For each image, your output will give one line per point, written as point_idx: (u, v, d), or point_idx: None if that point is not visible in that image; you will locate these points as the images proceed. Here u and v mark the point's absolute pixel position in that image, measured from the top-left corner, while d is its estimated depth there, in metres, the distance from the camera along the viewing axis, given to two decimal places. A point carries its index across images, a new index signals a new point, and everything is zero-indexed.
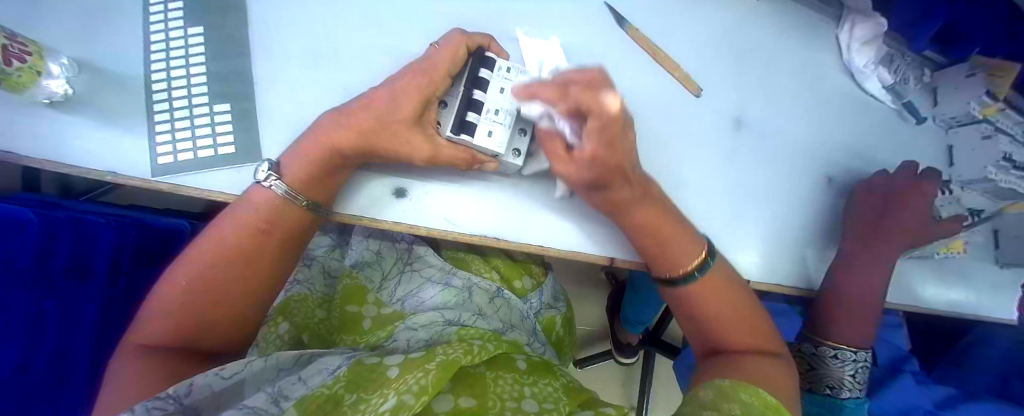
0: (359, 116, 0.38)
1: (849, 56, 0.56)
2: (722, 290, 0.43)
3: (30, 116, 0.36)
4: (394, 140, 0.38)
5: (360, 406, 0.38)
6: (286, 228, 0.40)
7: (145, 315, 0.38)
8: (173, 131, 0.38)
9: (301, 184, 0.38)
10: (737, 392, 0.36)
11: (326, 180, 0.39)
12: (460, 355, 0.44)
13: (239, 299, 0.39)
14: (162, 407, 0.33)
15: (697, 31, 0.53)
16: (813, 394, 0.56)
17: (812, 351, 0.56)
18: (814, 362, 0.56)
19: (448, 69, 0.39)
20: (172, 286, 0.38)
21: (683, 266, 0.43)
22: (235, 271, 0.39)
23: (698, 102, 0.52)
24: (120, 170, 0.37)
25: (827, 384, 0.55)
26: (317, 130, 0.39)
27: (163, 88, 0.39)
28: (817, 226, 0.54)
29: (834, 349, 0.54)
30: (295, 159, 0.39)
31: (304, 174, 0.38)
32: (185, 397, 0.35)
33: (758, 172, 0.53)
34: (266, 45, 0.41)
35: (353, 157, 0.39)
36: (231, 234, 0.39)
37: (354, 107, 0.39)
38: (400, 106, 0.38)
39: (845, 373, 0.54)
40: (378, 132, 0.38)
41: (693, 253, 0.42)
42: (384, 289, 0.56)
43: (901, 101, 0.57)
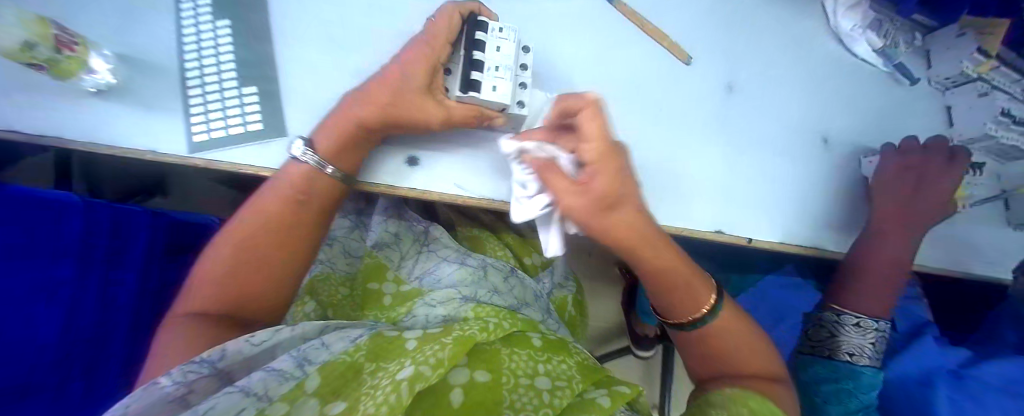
0: (382, 87, 0.42)
1: (836, 21, 0.58)
2: (733, 330, 0.46)
3: (79, 103, 0.41)
4: (410, 108, 0.41)
5: (378, 373, 0.40)
6: (320, 199, 0.44)
7: (190, 291, 0.42)
8: (206, 113, 0.42)
9: (331, 155, 0.42)
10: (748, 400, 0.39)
11: (353, 153, 0.43)
12: (476, 331, 0.46)
13: (278, 267, 0.43)
14: (197, 369, 0.35)
15: (687, 9, 0.57)
16: (829, 360, 0.57)
17: (834, 318, 0.58)
18: (834, 329, 0.57)
19: (447, 36, 0.42)
20: (215, 260, 0.42)
21: (695, 310, 0.45)
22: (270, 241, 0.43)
23: (689, 70, 0.55)
24: (160, 148, 0.41)
25: (846, 351, 0.56)
26: (342, 109, 0.42)
27: (196, 75, 0.43)
28: (819, 186, 0.55)
29: (856, 318, 0.56)
30: (323, 132, 0.42)
31: (335, 148, 0.42)
32: (219, 361, 0.36)
33: (752, 134, 0.55)
34: (286, 34, 0.45)
35: (379, 128, 0.42)
36: (268, 207, 0.43)
37: (372, 85, 0.42)
38: (412, 76, 0.41)
39: (866, 342, 0.56)
40: (395, 103, 0.41)
41: (704, 300, 0.45)
42: (402, 267, 0.59)
43: (892, 63, 0.59)
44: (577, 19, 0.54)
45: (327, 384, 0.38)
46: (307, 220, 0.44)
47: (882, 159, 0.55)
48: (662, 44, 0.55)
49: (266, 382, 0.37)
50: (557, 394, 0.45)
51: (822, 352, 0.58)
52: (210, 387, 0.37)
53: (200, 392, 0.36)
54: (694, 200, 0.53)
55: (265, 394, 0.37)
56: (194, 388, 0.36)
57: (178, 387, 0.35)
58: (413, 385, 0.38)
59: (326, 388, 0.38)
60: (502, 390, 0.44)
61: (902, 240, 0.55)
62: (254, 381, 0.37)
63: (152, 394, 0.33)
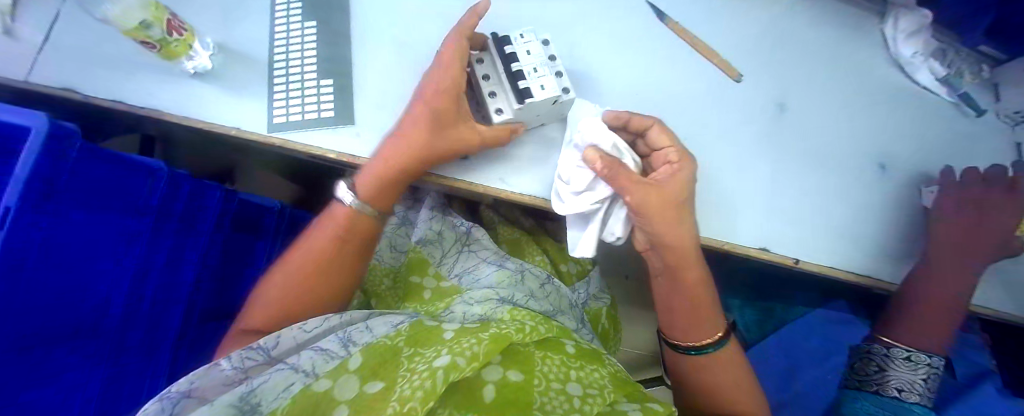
0: (414, 129, 0.44)
1: (897, 48, 0.58)
2: (728, 365, 0.51)
3: (180, 83, 0.46)
4: (444, 147, 0.45)
5: (415, 358, 0.42)
6: (362, 230, 0.49)
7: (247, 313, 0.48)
8: (287, 99, 0.46)
9: (374, 199, 0.48)
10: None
11: (392, 194, 0.48)
12: (513, 331, 0.47)
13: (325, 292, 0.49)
14: (253, 356, 0.40)
15: (740, 32, 0.58)
16: (877, 395, 0.53)
17: (884, 351, 0.55)
18: (883, 362, 0.55)
19: (456, 59, 0.45)
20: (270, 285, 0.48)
21: (700, 339, 0.51)
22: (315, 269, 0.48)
23: (740, 87, 0.56)
24: (243, 126, 0.45)
25: (893, 387, 0.53)
26: (378, 154, 0.45)
27: (282, 66, 0.47)
28: (873, 212, 0.54)
29: (908, 351, 0.54)
30: (365, 173, 0.46)
31: (377, 193, 0.47)
32: (274, 349, 0.41)
33: (803, 155, 0.55)
34: (362, 35, 0.49)
35: (419, 167, 0.46)
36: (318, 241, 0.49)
37: (403, 126, 0.45)
38: (441, 112, 0.44)
39: (917, 377, 0.53)
40: (428, 145, 0.44)
41: (713, 331, 0.51)
42: (444, 264, 0.61)
43: (956, 93, 0.58)
44: (631, 37, 0.57)
45: (368, 364, 0.41)
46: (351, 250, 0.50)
47: (941, 192, 0.53)
48: (713, 62, 0.56)
49: (314, 360, 0.40)
50: (588, 401, 0.45)
51: (867, 387, 0.55)
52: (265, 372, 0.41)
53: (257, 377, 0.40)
54: (740, 216, 0.52)
55: (313, 370, 0.40)
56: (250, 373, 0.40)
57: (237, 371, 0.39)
58: (447, 373, 0.38)
59: (366, 369, 0.40)
60: (532, 392, 0.44)
61: (955, 273, 0.52)
62: (303, 359, 0.40)
63: (214, 376, 0.38)
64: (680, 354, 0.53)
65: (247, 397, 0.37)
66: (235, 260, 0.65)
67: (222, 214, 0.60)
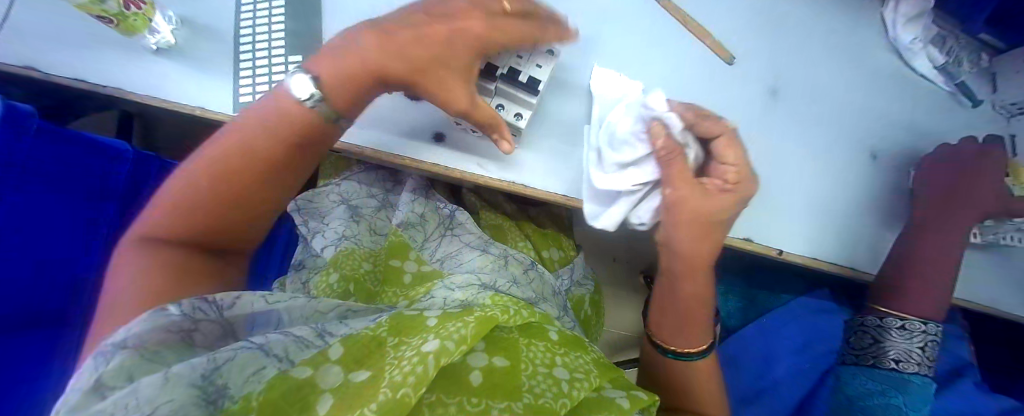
0: (406, 39, 0.42)
1: (895, 33, 0.55)
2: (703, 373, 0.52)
3: (141, 59, 0.43)
4: (440, 85, 0.42)
5: (402, 347, 0.37)
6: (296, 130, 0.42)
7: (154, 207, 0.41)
8: (254, 77, 0.44)
9: (337, 102, 0.42)
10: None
11: (357, 100, 0.43)
12: (499, 314, 0.43)
13: (247, 200, 0.42)
14: (206, 311, 0.35)
15: (736, 12, 0.55)
16: (874, 367, 0.51)
17: (876, 323, 0.53)
18: (877, 334, 0.52)
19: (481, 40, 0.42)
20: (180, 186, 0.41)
21: (689, 345, 0.51)
22: (216, 180, 0.41)
23: (731, 71, 0.54)
24: (209, 106, 0.43)
25: (892, 358, 0.51)
26: (364, 53, 0.42)
27: (248, 41, 0.45)
28: (860, 204, 0.53)
29: (901, 320, 0.51)
30: (333, 70, 0.41)
31: (343, 95, 0.42)
32: (228, 309, 0.36)
33: (793, 143, 0.53)
34: (334, 10, 0.47)
35: (389, 83, 0.43)
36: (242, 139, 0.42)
37: (411, 34, 0.42)
38: (457, 50, 0.42)
39: (913, 346, 0.50)
40: (429, 69, 0.42)
41: (700, 342, 0.52)
42: (425, 248, 0.59)
43: (954, 82, 0.56)
44: (621, 13, 0.54)
45: (350, 354, 0.35)
46: (286, 154, 0.43)
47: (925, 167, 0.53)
48: (705, 43, 0.54)
49: (285, 343, 0.35)
50: (576, 385, 0.42)
51: (864, 361, 0.53)
52: (213, 333, 0.36)
53: (206, 335, 0.35)
54: None
55: (285, 357, 0.34)
56: (199, 328, 0.35)
57: (186, 319, 0.34)
58: (438, 358, 0.34)
59: (350, 359, 0.35)
60: (520, 376, 0.41)
61: (940, 246, 0.52)
62: (274, 340, 0.35)
63: (161, 323, 0.33)
64: (665, 356, 0.52)
65: (209, 376, 0.31)
66: None
67: None
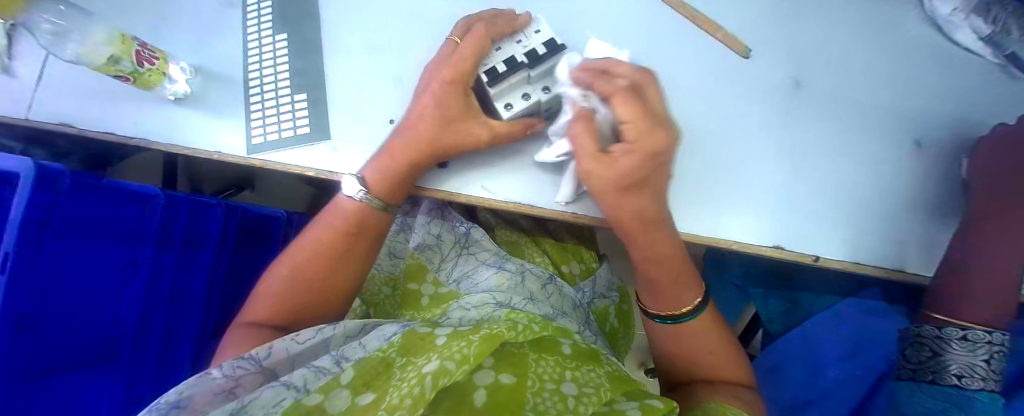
0: (425, 122, 0.43)
1: (932, 5, 0.51)
2: (704, 331, 0.47)
3: (160, 110, 0.46)
4: (459, 136, 0.43)
5: (408, 367, 0.39)
6: (374, 229, 0.48)
7: (251, 301, 0.47)
8: (263, 118, 0.46)
9: (382, 191, 0.45)
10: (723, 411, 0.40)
11: (401, 186, 0.45)
12: (506, 330, 0.41)
13: (338, 288, 0.47)
14: (246, 365, 0.39)
15: (745, 3, 0.53)
16: (935, 385, 0.47)
17: (936, 333, 0.47)
18: (936, 346, 0.47)
19: (473, 57, 0.42)
20: (277, 275, 0.47)
21: (675, 307, 0.47)
22: (302, 278, 0.46)
23: (746, 65, 0.51)
24: (224, 150, 0.45)
25: (953, 374, 0.46)
26: (391, 145, 0.44)
27: (256, 84, 0.47)
28: (903, 196, 0.48)
29: (963, 330, 0.46)
30: (371, 168, 0.44)
31: (385, 184, 0.44)
32: (265, 359, 0.40)
33: (821, 136, 0.49)
34: (334, 45, 0.48)
35: (426, 166, 0.44)
36: (327, 235, 0.47)
37: (417, 110, 0.44)
38: (449, 101, 0.43)
39: (977, 359, 0.45)
40: (444, 133, 0.43)
41: (687, 299, 0.47)
42: (442, 268, 0.60)
43: (1004, 54, 0.50)
44: (621, 18, 0.53)
45: (360, 375, 0.38)
46: (364, 245, 0.48)
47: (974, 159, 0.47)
48: (715, 38, 0.51)
49: (305, 376, 0.38)
50: (584, 400, 0.41)
51: (923, 377, 0.48)
52: (256, 382, 0.39)
53: (248, 386, 0.39)
54: (746, 211, 0.48)
55: (303, 387, 0.37)
56: (241, 382, 0.39)
57: (228, 379, 0.38)
58: (436, 379, 0.35)
59: (359, 380, 0.37)
60: (525, 393, 0.41)
61: (1003, 249, 0.47)
62: (295, 375, 0.38)
63: (205, 385, 0.37)
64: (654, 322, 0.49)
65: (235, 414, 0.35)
66: (244, 272, 0.67)
67: (227, 227, 0.61)
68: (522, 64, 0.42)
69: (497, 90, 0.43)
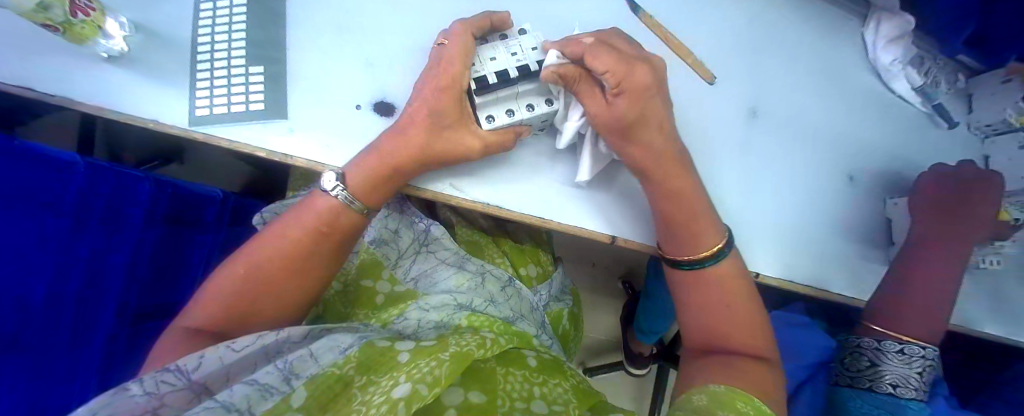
0: (417, 129, 0.41)
1: (875, 54, 0.56)
2: (723, 287, 0.43)
3: (88, 67, 0.41)
4: (449, 141, 0.42)
5: (369, 389, 0.40)
6: (346, 228, 0.44)
7: (194, 301, 0.41)
8: (212, 88, 0.42)
9: (363, 191, 0.42)
10: (733, 401, 0.36)
11: (385, 186, 0.42)
12: (473, 347, 0.45)
13: (301, 290, 0.44)
14: (171, 380, 0.36)
15: (714, 28, 0.55)
16: (873, 392, 0.49)
17: (874, 344, 0.50)
18: (874, 357, 0.50)
19: (455, 58, 0.41)
20: (233, 270, 0.42)
21: (696, 251, 0.43)
22: (261, 277, 0.42)
23: (710, 90, 0.53)
24: (163, 119, 0.41)
25: (889, 383, 0.49)
26: (378, 148, 0.41)
27: (207, 49, 0.43)
28: (837, 226, 0.52)
29: (901, 343, 0.49)
30: (354, 165, 0.41)
31: (368, 185, 0.42)
32: (195, 372, 0.37)
33: (770, 163, 0.52)
34: (300, 18, 0.45)
35: (412, 169, 0.42)
36: (294, 233, 0.43)
37: (405, 119, 0.42)
38: (440, 106, 0.41)
39: (912, 371, 0.48)
40: (433, 138, 0.41)
41: (711, 242, 0.43)
42: (399, 266, 0.58)
43: (931, 103, 0.56)
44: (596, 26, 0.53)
45: (313, 396, 0.39)
46: (330, 247, 0.44)
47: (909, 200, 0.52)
48: (686, 60, 0.53)
49: (249, 397, 0.37)
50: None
51: (860, 384, 0.51)
52: (184, 400, 0.36)
53: (173, 406, 0.36)
54: None
55: (246, 410, 0.37)
56: (165, 401, 0.36)
57: (150, 397, 0.35)
58: (409, 404, 0.37)
59: (314, 403, 0.38)
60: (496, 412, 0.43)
61: (942, 264, 0.49)
62: (236, 396, 0.37)
63: (122, 403, 0.34)
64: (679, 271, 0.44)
65: None
66: (173, 254, 0.59)
67: (157, 204, 0.55)
68: (513, 79, 0.42)
69: (484, 101, 0.43)
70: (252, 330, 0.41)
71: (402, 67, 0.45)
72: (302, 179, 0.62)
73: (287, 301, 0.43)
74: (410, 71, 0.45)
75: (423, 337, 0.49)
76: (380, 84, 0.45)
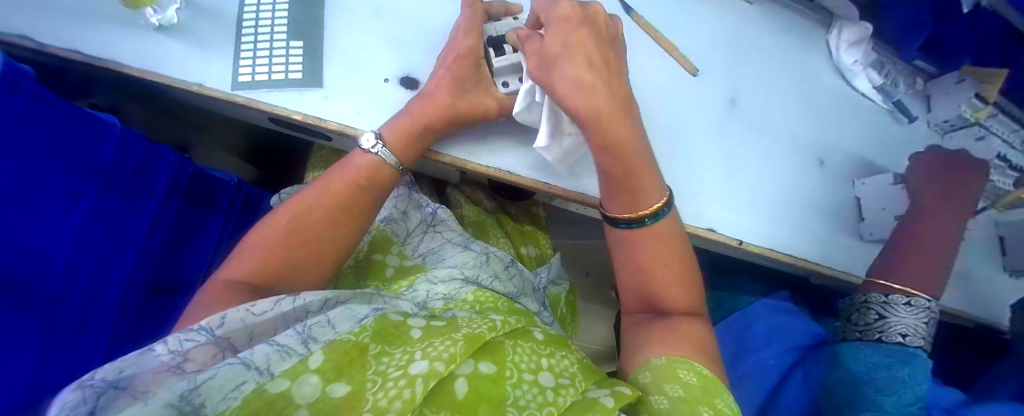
0: (442, 93, 0.46)
1: (839, 56, 0.63)
2: (665, 248, 0.46)
3: (142, 35, 0.45)
4: (471, 104, 0.47)
5: (383, 359, 0.41)
6: (383, 177, 0.48)
7: (230, 258, 0.44)
8: (254, 57, 0.46)
9: (400, 150, 0.46)
10: (675, 372, 0.41)
11: (414, 147, 0.46)
12: (485, 330, 0.46)
13: (336, 244, 0.47)
14: (194, 337, 0.37)
15: (703, 28, 0.61)
16: (881, 343, 0.51)
17: (882, 299, 0.52)
18: (883, 310, 0.52)
19: (473, 32, 0.48)
20: (271, 225, 0.45)
21: (639, 208, 0.46)
22: (297, 233, 0.45)
23: (694, 81, 0.58)
24: (206, 83, 0.44)
25: (898, 333, 0.51)
26: (410, 112, 0.46)
27: (251, 25, 0.47)
28: (817, 205, 0.57)
29: (908, 297, 0.51)
30: (391, 125, 0.46)
31: (401, 142, 0.45)
32: (218, 328, 0.38)
33: (752, 145, 0.58)
34: (336, 1, 0.50)
35: (438, 133, 0.47)
36: (333, 192, 0.47)
37: (429, 88, 0.47)
38: (461, 72, 0.47)
39: (918, 321, 0.51)
40: (457, 102, 0.46)
41: (656, 197, 0.46)
42: (408, 243, 0.61)
43: (891, 100, 0.62)
44: None
45: (331, 361, 0.38)
46: (363, 207, 0.48)
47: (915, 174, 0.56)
48: (678, 55, 0.59)
49: (269, 358, 0.38)
50: (561, 392, 0.44)
51: (870, 336, 0.52)
52: (208, 355, 0.38)
53: (197, 360, 0.37)
54: (689, 198, 0.54)
55: (266, 369, 0.37)
56: (189, 356, 0.37)
57: (174, 355, 0.36)
58: (426, 381, 0.38)
59: (330, 369, 0.38)
60: (505, 385, 0.43)
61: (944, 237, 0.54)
62: (256, 355, 0.37)
63: (148, 362, 0.35)
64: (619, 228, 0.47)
65: (189, 395, 0.34)
66: (187, 231, 0.59)
67: (174, 185, 0.57)
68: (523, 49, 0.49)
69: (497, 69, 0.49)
70: (270, 294, 0.43)
71: (428, 48, 0.50)
72: (322, 160, 0.64)
73: (322, 257, 0.46)
74: (435, 52, 0.50)
75: (433, 306, 0.51)
76: (406, 62, 0.49)
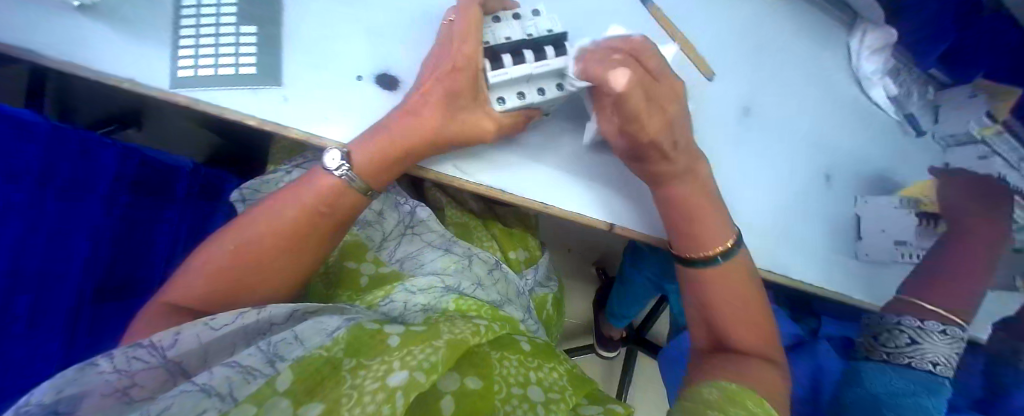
0: (430, 109, 0.41)
1: (858, 62, 0.58)
2: (735, 290, 0.46)
3: (54, 14, 0.37)
4: (464, 124, 0.41)
5: (360, 372, 0.34)
6: (344, 207, 0.43)
7: (179, 277, 0.40)
8: (197, 47, 0.38)
9: (367, 171, 0.41)
10: (742, 397, 0.37)
11: (389, 168, 0.42)
12: (468, 335, 0.42)
13: (294, 267, 0.42)
14: (144, 357, 0.32)
15: (716, 20, 0.55)
16: (910, 368, 0.47)
17: (916, 324, 0.49)
18: (916, 335, 0.48)
19: (472, 32, 0.40)
20: (221, 246, 0.41)
21: (709, 249, 0.45)
22: (248, 256, 0.40)
23: (710, 84, 0.53)
24: (139, 78, 0.37)
25: (928, 361, 0.47)
26: (388, 130, 0.40)
27: (193, 5, 0.40)
28: (815, 222, 0.55)
29: (943, 324, 0.49)
30: (363, 145, 0.40)
31: (371, 162, 0.40)
32: (168, 349, 0.33)
33: (758, 157, 0.54)
34: None
35: (421, 153, 0.42)
36: (288, 211, 0.41)
37: (415, 100, 0.41)
38: (450, 78, 0.40)
39: (949, 351, 0.48)
40: (446, 121, 0.41)
41: (721, 239, 0.45)
42: (384, 248, 0.57)
43: (903, 112, 0.59)
44: (603, 8, 0.52)
45: (303, 378, 0.32)
46: (323, 228, 0.43)
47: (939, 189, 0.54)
48: (688, 53, 0.53)
49: (229, 380, 0.31)
50: (551, 408, 0.41)
51: (898, 360, 0.48)
52: (158, 380, 0.32)
53: (146, 385, 0.31)
54: None
55: (227, 393, 0.31)
56: (138, 380, 0.31)
57: (122, 376, 0.31)
58: (407, 393, 0.33)
59: (302, 387, 0.32)
60: (493, 400, 0.40)
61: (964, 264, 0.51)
62: (216, 379, 0.31)
63: (92, 382, 0.29)
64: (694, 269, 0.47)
65: None
66: (142, 225, 0.53)
67: (119, 179, 0.50)
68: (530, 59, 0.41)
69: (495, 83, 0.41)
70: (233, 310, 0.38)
71: (409, 40, 0.44)
72: (287, 150, 0.58)
73: (278, 279, 0.41)
74: (418, 44, 0.44)
75: (413, 320, 0.45)
76: (383, 55, 0.43)
